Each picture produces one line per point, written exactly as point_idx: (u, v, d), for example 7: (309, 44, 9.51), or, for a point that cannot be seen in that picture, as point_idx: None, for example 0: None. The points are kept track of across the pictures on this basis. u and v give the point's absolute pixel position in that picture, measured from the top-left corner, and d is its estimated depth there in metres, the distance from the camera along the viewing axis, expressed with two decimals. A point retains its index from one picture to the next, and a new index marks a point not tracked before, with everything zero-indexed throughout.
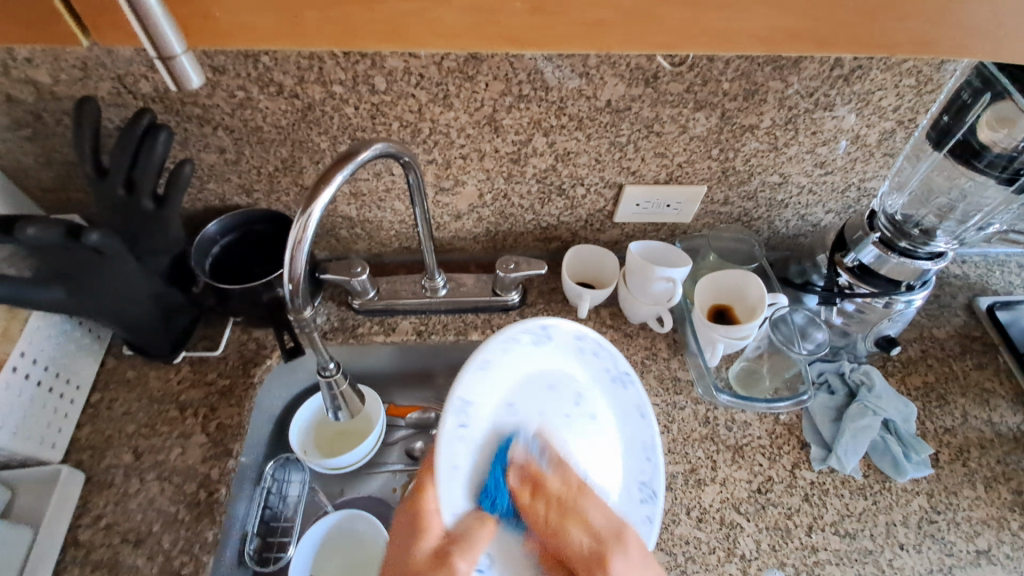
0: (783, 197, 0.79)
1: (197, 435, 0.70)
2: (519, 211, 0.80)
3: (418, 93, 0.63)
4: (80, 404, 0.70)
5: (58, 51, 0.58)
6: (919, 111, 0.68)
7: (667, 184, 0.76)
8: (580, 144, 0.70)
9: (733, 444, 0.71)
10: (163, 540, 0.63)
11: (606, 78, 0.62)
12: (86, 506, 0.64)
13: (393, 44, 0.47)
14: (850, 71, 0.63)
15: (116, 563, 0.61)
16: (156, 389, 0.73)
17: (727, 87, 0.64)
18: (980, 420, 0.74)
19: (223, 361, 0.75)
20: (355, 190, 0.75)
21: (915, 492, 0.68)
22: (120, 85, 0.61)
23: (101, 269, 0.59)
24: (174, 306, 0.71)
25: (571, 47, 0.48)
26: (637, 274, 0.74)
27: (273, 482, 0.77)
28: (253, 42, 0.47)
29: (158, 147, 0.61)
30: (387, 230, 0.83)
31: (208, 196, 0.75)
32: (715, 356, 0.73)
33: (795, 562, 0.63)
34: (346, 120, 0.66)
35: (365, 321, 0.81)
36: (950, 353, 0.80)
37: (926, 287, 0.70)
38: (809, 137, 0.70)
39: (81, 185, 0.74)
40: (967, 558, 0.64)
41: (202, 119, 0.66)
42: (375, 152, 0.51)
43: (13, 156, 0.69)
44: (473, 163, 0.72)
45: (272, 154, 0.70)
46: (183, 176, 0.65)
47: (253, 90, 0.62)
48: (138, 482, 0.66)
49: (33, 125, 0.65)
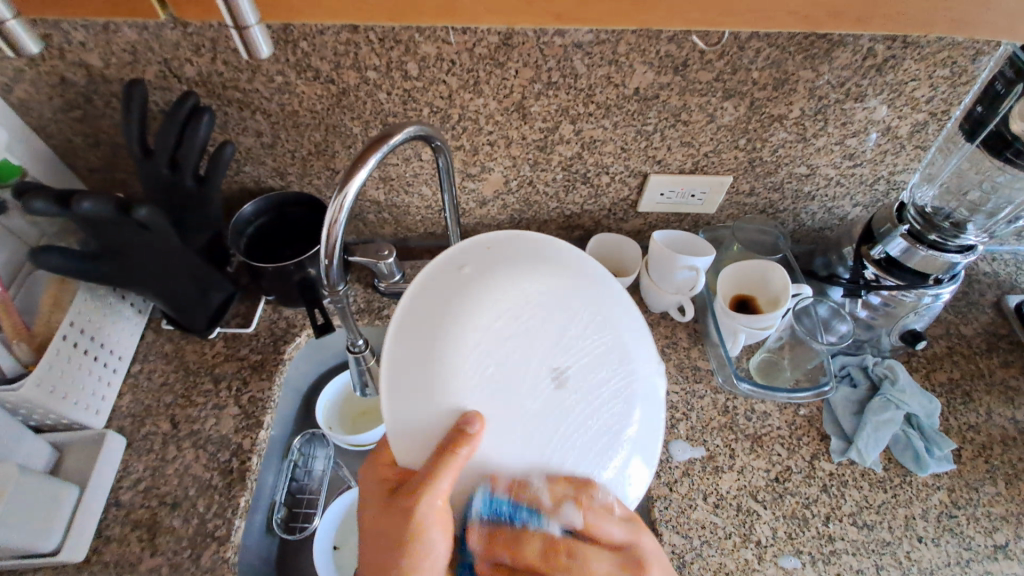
0: (810, 188, 0.79)
1: (231, 406, 0.73)
2: (543, 199, 0.81)
3: (449, 79, 0.64)
4: (122, 374, 0.74)
5: (111, 35, 0.61)
6: (952, 103, 0.67)
7: (691, 174, 0.76)
8: (607, 132, 0.71)
9: (752, 433, 0.71)
10: (198, 504, 0.66)
11: (635, 66, 0.63)
12: (128, 469, 0.68)
13: (444, 20, 0.53)
14: (883, 61, 0.62)
15: (154, 524, 0.64)
16: (192, 362, 0.76)
17: (757, 76, 0.64)
18: (1004, 417, 0.73)
19: (255, 338, 0.79)
20: (385, 175, 0.77)
21: (936, 487, 0.68)
22: (165, 69, 0.64)
23: (145, 245, 0.62)
24: (210, 283, 0.74)
25: (617, 23, 0.53)
26: (661, 262, 0.75)
27: (299, 455, 0.81)
28: (318, 17, 0.53)
29: (201, 129, 0.64)
30: (413, 215, 0.84)
31: (244, 178, 0.78)
32: (737, 345, 0.73)
33: (811, 550, 0.63)
34: (379, 105, 0.67)
35: (390, 303, 0.83)
36: (977, 350, 0.79)
37: (955, 282, 0.69)
38: (839, 128, 0.70)
39: (126, 166, 0.77)
40: (984, 552, 0.63)
41: (241, 103, 0.68)
42: (407, 135, 0.52)
43: (64, 137, 0.72)
44: (500, 149, 0.73)
45: (306, 138, 0.72)
46: (224, 157, 0.68)
47: (291, 75, 0.64)
48: (175, 449, 0.69)
49: (84, 107, 0.69)
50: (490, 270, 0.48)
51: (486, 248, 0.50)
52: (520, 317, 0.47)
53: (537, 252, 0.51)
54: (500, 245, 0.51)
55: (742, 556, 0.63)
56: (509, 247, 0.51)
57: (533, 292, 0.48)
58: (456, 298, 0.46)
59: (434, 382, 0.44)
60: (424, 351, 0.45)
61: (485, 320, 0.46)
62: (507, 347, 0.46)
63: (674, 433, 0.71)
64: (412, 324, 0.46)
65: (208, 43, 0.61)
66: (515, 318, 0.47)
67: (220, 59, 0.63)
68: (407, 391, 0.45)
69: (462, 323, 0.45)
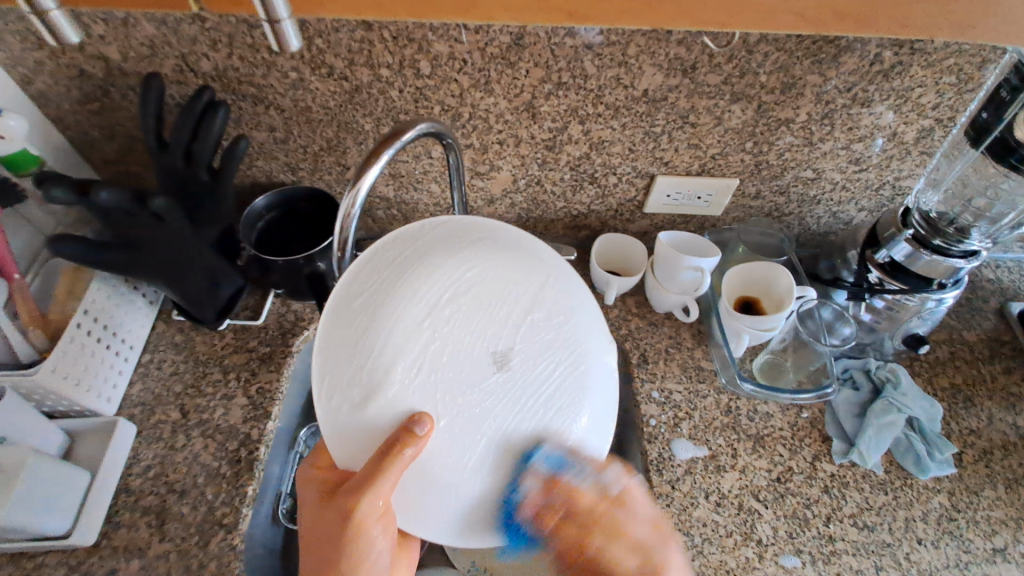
0: (816, 192, 0.79)
1: (239, 397, 0.74)
2: (551, 199, 0.82)
3: (460, 78, 0.65)
4: (133, 363, 0.75)
5: (130, 29, 0.62)
6: (958, 110, 0.67)
7: (698, 175, 0.77)
8: (615, 133, 0.72)
9: (754, 434, 0.72)
10: (206, 491, 0.67)
11: (644, 68, 0.64)
12: (137, 457, 0.69)
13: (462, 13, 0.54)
14: (890, 67, 0.63)
15: (163, 510, 0.65)
16: (202, 352, 0.78)
17: (764, 79, 0.64)
18: (1006, 423, 0.73)
19: (264, 330, 0.80)
20: (395, 172, 0.78)
21: (937, 490, 0.68)
22: (183, 63, 0.65)
23: (159, 235, 0.63)
24: (222, 275, 0.75)
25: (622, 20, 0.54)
26: (667, 263, 0.75)
27: (306, 447, 0.82)
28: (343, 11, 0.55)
29: (217, 124, 0.64)
30: (422, 212, 0.86)
31: (256, 173, 0.80)
32: (740, 345, 0.74)
33: (811, 550, 0.64)
34: (391, 103, 0.68)
35: None
36: (980, 356, 0.79)
37: (958, 287, 0.70)
38: (845, 133, 0.71)
39: (142, 159, 0.79)
40: (984, 556, 0.64)
41: (256, 98, 0.69)
42: (419, 131, 0.53)
43: (81, 129, 0.74)
44: (509, 148, 0.74)
45: (318, 134, 0.73)
46: (239, 151, 0.68)
47: (305, 72, 0.66)
48: (184, 438, 0.70)
49: (102, 100, 0.70)
50: (417, 259, 0.45)
51: (397, 256, 0.46)
52: (471, 298, 0.44)
53: (470, 234, 0.49)
54: (412, 238, 0.48)
55: (742, 554, 0.63)
56: (426, 240, 0.48)
57: (469, 277, 0.44)
58: (383, 298, 0.43)
59: (362, 396, 0.42)
60: (352, 337, 0.43)
61: (410, 315, 0.42)
62: (448, 345, 0.42)
63: (676, 432, 0.71)
64: (343, 320, 0.44)
65: (225, 38, 0.63)
66: (441, 295, 0.43)
67: (237, 55, 0.64)
68: (344, 394, 0.42)
69: (391, 320, 0.42)
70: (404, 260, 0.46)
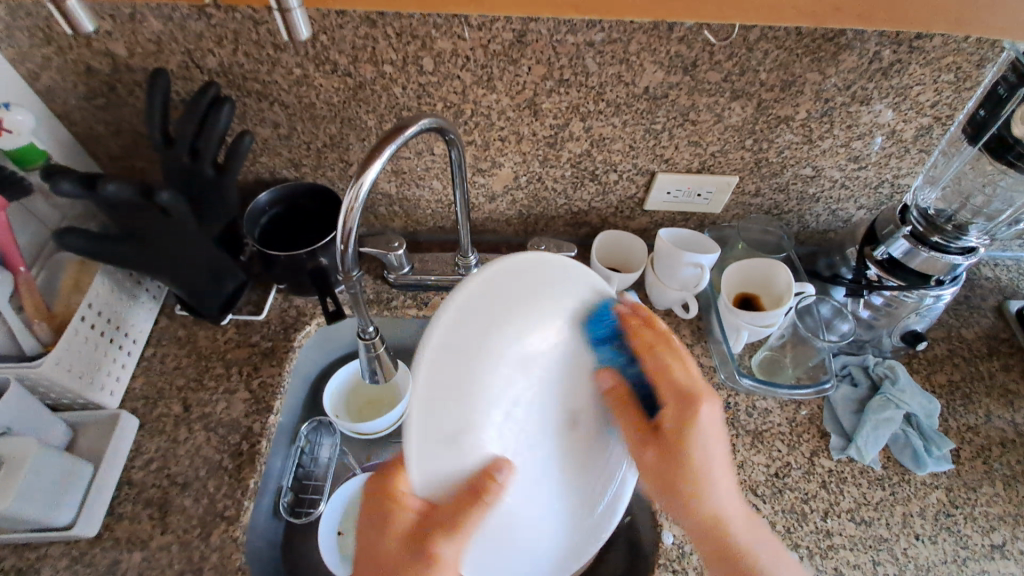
0: (815, 190, 0.80)
1: (242, 391, 0.74)
2: (552, 195, 0.82)
3: (463, 75, 0.66)
4: (136, 357, 0.75)
5: (137, 25, 0.62)
6: (956, 108, 0.68)
7: (698, 173, 0.78)
8: (615, 130, 0.72)
9: (753, 429, 0.72)
10: (208, 484, 0.67)
11: (645, 65, 0.64)
12: (139, 449, 0.69)
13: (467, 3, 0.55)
14: (889, 65, 0.63)
15: (165, 502, 0.66)
16: (205, 347, 0.78)
17: (764, 77, 0.65)
18: (1003, 420, 0.74)
19: (267, 325, 0.80)
20: (397, 168, 0.79)
21: (934, 486, 0.69)
22: (188, 59, 0.66)
23: (162, 229, 0.63)
24: (225, 270, 0.75)
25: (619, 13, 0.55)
26: (667, 259, 0.76)
27: (307, 442, 0.82)
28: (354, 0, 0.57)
29: (222, 119, 0.65)
30: (423, 209, 0.86)
31: (259, 168, 0.80)
32: (739, 342, 0.75)
33: (809, 545, 0.64)
34: (394, 99, 0.69)
35: (399, 295, 0.84)
36: (978, 354, 0.80)
37: (956, 283, 0.70)
38: (844, 131, 0.71)
39: (146, 154, 0.79)
40: (981, 551, 0.64)
41: (260, 95, 0.70)
42: (422, 126, 0.53)
43: (86, 124, 0.74)
44: (511, 145, 0.74)
45: (322, 130, 0.74)
46: (243, 146, 0.69)
47: (309, 68, 0.66)
48: (186, 431, 0.71)
49: (107, 96, 0.71)
50: (510, 310, 0.44)
51: (497, 296, 0.43)
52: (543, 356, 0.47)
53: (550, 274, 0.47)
54: (508, 276, 0.44)
55: None
56: (520, 279, 0.45)
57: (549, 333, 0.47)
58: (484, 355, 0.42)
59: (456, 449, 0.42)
60: (451, 392, 0.41)
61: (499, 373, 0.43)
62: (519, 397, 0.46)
63: None
64: (442, 367, 0.40)
65: (231, 34, 0.63)
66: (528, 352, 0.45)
67: (242, 51, 0.65)
68: (439, 448, 0.41)
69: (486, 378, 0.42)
70: (500, 308, 0.43)
